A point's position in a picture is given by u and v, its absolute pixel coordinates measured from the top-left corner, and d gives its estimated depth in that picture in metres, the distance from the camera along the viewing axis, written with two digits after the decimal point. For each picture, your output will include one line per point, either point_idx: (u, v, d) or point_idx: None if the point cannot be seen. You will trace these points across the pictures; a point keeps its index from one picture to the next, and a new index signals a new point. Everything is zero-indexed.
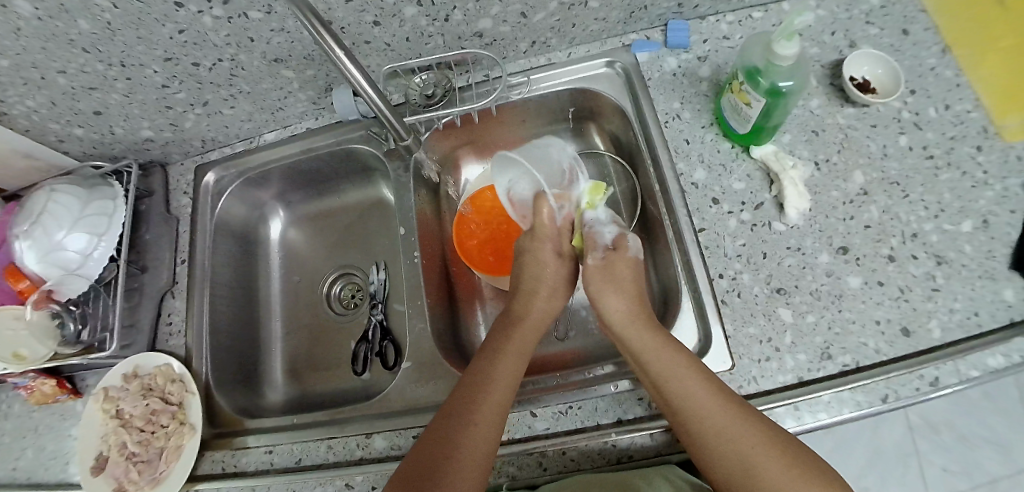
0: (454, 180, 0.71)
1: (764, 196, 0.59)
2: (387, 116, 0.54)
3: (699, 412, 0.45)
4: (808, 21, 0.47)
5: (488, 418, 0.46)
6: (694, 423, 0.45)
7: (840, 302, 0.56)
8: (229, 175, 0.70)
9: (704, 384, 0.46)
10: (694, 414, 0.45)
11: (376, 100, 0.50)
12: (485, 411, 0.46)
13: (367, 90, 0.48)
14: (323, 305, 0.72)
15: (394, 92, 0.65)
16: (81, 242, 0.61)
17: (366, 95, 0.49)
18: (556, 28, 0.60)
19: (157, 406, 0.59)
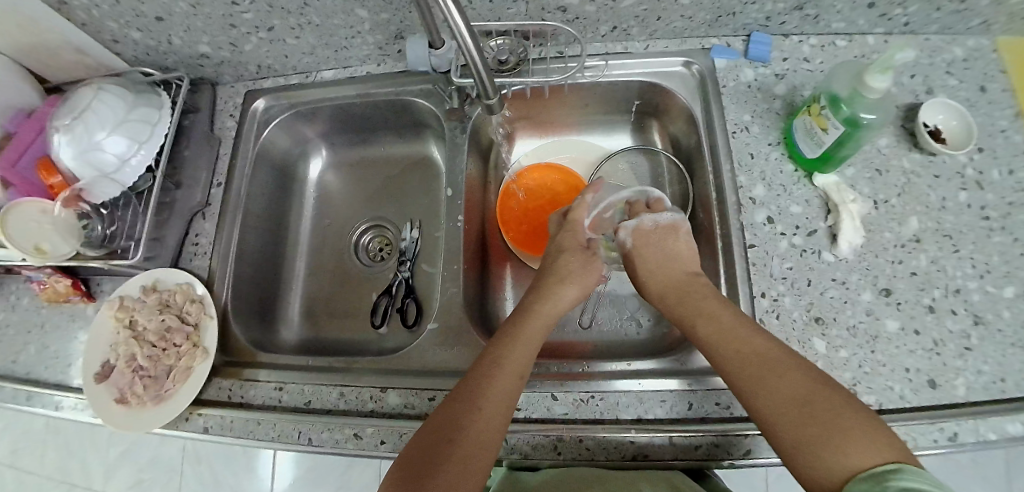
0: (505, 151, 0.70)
1: (818, 224, 0.58)
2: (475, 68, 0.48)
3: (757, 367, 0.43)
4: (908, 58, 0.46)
5: (484, 423, 0.43)
6: (749, 371, 0.43)
7: (874, 344, 0.55)
8: (279, 106, 0.69)
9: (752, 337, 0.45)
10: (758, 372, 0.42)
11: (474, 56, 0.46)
12: (489, 412, 0.43)
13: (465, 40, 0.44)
14: (349, 253, 0.71)
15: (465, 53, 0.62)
16: (121, 146, 0.59)
17: (467, 48, 0.45)
18: (641, 17, 0.59)
19: (173, 323, 0.58)
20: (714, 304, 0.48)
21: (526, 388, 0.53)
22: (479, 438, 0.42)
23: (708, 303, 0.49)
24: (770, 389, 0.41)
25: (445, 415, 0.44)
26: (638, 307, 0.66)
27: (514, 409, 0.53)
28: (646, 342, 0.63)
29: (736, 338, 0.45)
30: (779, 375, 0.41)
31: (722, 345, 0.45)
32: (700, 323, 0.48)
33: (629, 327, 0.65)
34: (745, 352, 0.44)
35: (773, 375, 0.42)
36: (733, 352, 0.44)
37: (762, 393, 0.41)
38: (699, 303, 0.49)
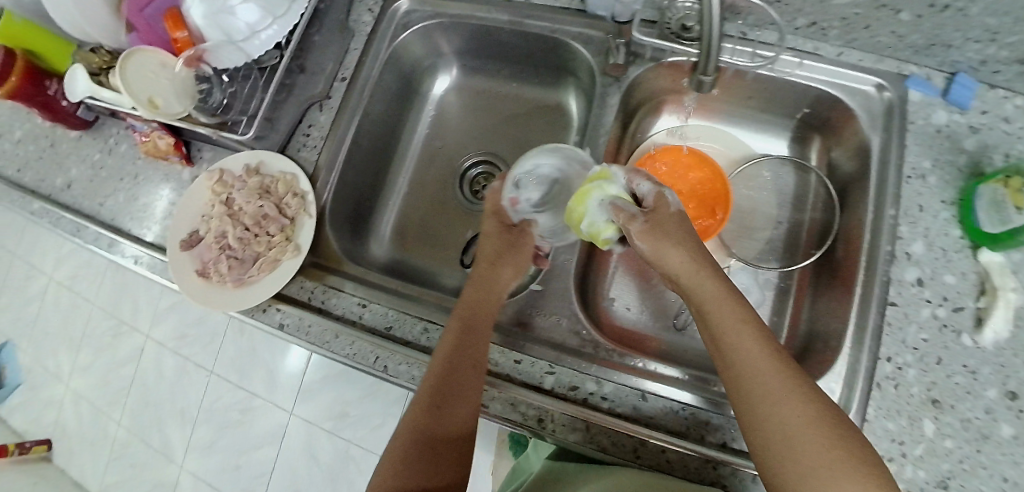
0: (646, 122, 0.64)
1: (967, 302, 0.52)
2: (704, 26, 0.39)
3: (767, 381, 0.37)
4: None
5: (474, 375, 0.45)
6: (749, 386, 0.37)
7: (980, 443, 0.50)
8: (422, 11, 0.63)
9: (761, 345, 0.38)
10: (761, 389, 0.36)
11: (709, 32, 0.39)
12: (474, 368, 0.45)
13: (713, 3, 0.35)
14: (453, 183, 0.67)
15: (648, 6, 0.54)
16: (252, 15, 0.56)
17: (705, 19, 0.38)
18: (848, 20, 0.52)
19: (270, 212, 0.56)
20: (720, 301, 0.41)
21: (618, 379, 0.50)
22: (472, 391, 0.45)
23: (724, 300, 0.42)
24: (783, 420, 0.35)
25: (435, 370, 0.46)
26: None
27: (600, 396, 0.49)
28: None
29: (756, 354, 0.38)
30: (792, 404, 0.35)
31: (739, 361, 0.38)
32: (721, 331, 0.40)
33: None
34: (762, 371, 0.37)
35: (784, 402, 0.35)
36: (750, 367, 0.38)
37: (771, 423, 0.35)
38: (723, 305, 0.41)
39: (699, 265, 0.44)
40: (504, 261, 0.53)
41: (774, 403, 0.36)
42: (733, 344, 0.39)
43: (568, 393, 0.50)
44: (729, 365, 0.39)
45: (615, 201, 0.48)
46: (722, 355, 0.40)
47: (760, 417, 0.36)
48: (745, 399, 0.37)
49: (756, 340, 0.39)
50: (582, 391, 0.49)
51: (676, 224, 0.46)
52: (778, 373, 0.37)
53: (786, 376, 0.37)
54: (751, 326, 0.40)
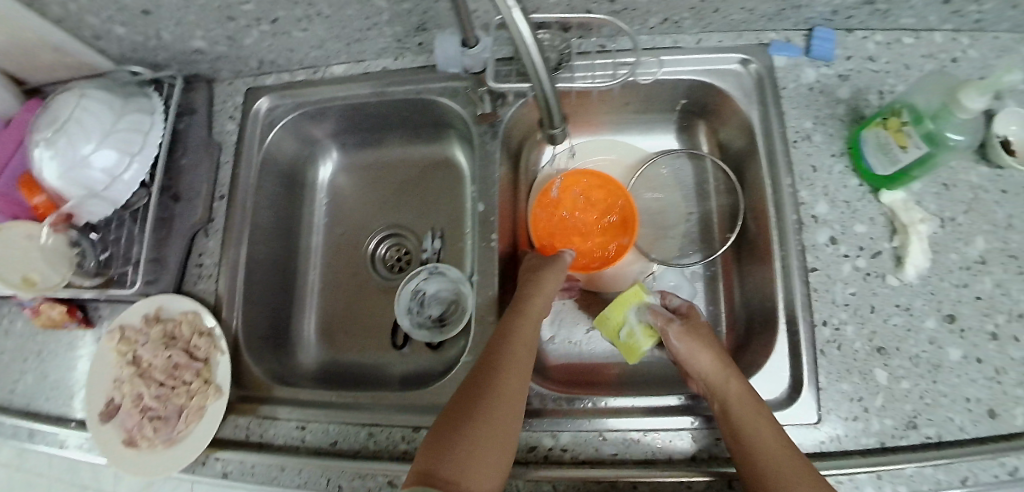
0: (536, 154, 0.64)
1: (883, 245, 0.53)
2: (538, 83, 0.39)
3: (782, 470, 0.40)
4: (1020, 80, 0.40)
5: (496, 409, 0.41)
6: (766, 475, 0.41)
7: (936, 374, 0.52)
8: (283, 105, 0.62)
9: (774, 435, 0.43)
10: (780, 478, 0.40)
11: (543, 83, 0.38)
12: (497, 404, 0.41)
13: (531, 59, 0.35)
14: (367, 266, 0.66)
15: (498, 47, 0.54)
16: (110, 159, 0.53)
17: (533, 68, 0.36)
18: (697, 9, 0.52)
19: (181, 360, 0.54)
20: (740, 400, 0.45)
21: (572, 427, 0.50)
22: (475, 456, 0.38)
23: (736, 394, 0.46)
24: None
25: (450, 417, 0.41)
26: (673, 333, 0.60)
27: (560, 449, 0.50)
28: None
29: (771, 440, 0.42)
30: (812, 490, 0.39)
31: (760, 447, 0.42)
32: (740, 420, 0.44)
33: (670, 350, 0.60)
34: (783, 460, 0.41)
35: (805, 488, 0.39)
36: (767, 457, 0.41)
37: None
38: (744, 399, 0.45)
39: (723, 365, 0.48)
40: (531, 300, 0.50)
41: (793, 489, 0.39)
42: (751, 436, 0.43)
43: (530, 456, 0.50)
44: (747, 455, 0.42)
45: (653, 307, 0.55)
46: (738, 438, 0.44)
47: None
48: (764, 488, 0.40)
49: (771, 432, 0.43)
50: (541, 449, 0.50)
51: (701, 331, 0.52)
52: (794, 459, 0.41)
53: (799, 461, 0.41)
54: (766, 419, 0.44)
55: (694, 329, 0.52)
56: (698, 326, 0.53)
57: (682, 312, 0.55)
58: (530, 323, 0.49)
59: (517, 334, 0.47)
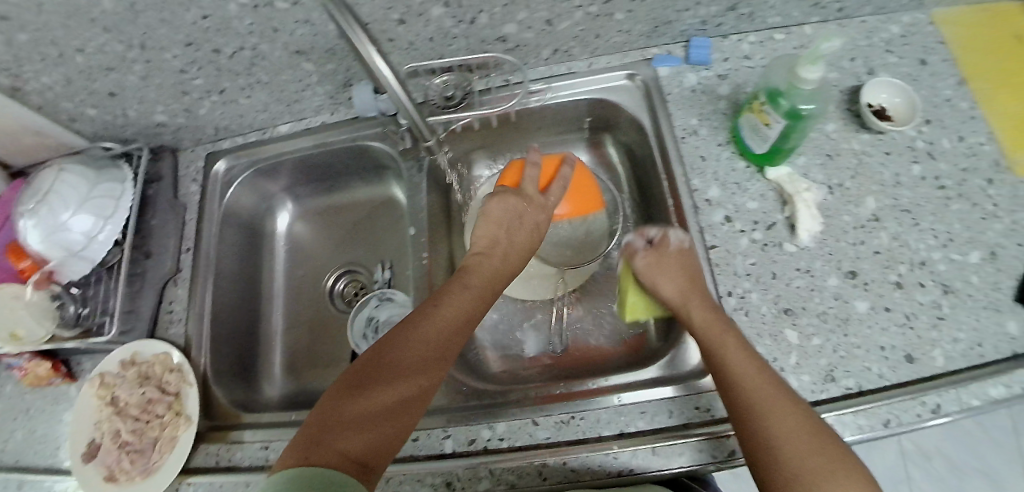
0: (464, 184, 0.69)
1: (776, 216, 0.59)
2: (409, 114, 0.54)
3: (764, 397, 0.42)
4: (836, 47, 0.47)
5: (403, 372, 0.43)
6: (747, 400, 0.43)
7: (846, 327, 0.56)
8: (239, 164, 0.70)
9: (753, 365, 0.45)
10: (759, 402, 0.42)
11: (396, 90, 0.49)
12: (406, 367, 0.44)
13: (393, 88, 0.49)
14: (325, 301, 0.72)
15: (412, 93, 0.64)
16: (86, 223, 0.60)
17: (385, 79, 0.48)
18: (580, 37, 0.60)
19: (153, 395, 0.59)
20: (717, 333, 0.49)
21: (507, 417, 0.54)
22: (393, 395, 0.42)
23: (722, 327, 0.49)
24: (779, 420, 0.41)
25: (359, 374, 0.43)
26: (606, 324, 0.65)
27: (498, 438, 0.53)
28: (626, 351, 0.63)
29: (749, 367, 0.45)
30: (789, 409, 0.41)
31: (743, 372, 0.45)
32: (721, 349, 0.47)
33: (609, 340, 0.64)
34: (765, 383, 0.44)
35: (781, 408, 0.41)
36: (746, 380, 0.44)
37: (769, 420, 0.41)
38: (718, 331, 0.49)
39: (704, 307, 0.51)
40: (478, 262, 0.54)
41: (777, 412, 0.41)
42: (731, 364, 0.46)
43: (472, 449, 0.53)
44: (731, 382, 0.45)
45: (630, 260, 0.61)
46: (716, 368, 0.47)
47: (754, 416, 0.42)
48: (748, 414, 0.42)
49: (752, 362, 0.46)
50: (479, 441, 0.53)
51: (671, 263, 0.56)
52: (772, 384, 0.44)
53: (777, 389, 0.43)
54: (749, 352, 0.46)
55: (662, 256, 0.57)
56: (676, 252, 0.57)
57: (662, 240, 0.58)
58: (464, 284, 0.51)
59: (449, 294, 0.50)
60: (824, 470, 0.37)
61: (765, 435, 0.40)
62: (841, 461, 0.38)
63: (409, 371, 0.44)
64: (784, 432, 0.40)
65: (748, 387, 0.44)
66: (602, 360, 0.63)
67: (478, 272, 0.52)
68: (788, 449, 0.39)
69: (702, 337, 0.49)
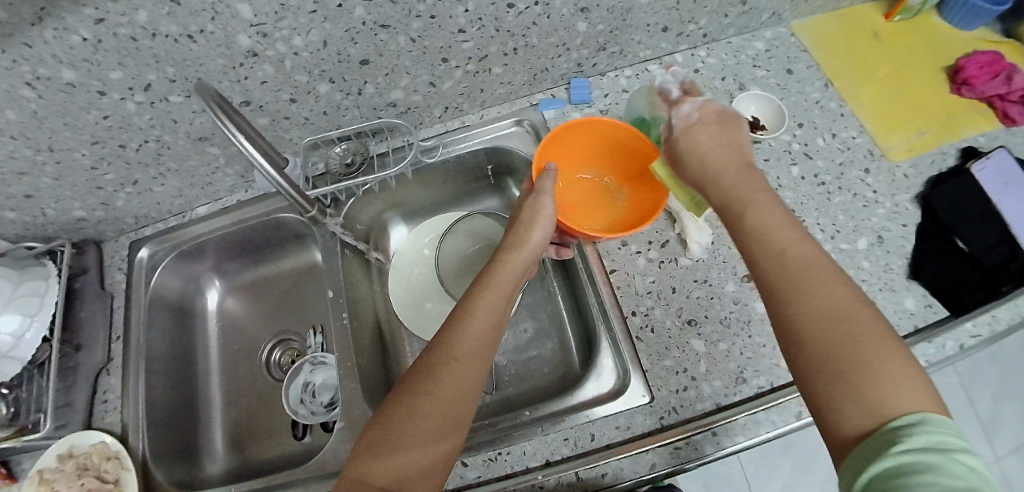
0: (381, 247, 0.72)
1: (668, 234, 0.64)
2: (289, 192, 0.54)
3: (813, 284, 0.37)
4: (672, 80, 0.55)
5: (443, 393, 0.43)
6: (792, 278, 0.38)
7: (749, 328, 0.60)
8: (162, 249, 0.71)
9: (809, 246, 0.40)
10: (807, 284, 0.37)
11: (271, 171, 0.49)
12: (445, 385, 0.43)
13: (265, 167, 0.49)
14: (262, 373, 0.74)
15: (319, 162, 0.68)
16: (12, 324, 0.61)
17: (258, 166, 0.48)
18: (466, 93, 0.65)
19: (92, 486, 0.58)
20: (761, 209, 0.43)
21: None
22: (445, 422, 0.42)
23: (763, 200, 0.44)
24: (817, 302, 0.37)
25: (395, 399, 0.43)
26: (533, 357, 0.68)
27: None
28: (549, 384, 0.66)
29: (796, 244, 0.40)
30: (835, 286, 0.37)
31: (785, 250, 0.40)
32: (748, 212, 0.43)
33: (535, 373, 0.67)
34: (809, 262, 0.39)
35: (823, 287, 0.37)
36: (789, 261, 0.39)
37: (812, 297, 0.37)
38: (747, 187, 0.45)
39: (743, 172, 0.46)
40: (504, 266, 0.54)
41: (826, 290, 0.37)
42: (779, 244, 0.40)
43: None
44: (777, 260, 0.40)
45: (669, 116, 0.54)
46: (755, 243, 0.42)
47: (796, 296, 0.38)
48: (788, 296, 0.38)
49: (806, 245, 0.40)
50: None
51: (701, 138, 0.49)
52: (822, 266, 0.39)
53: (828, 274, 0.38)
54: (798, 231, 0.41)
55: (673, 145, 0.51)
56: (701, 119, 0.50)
57: (678, 102, 0.53)
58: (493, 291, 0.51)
59: (479, 304, 0.49)
60: (873, 360, 0.33)
61: (806, 315, 0.36)
62: (877, 344, 0.34)
63: (453, 385, 0.43)
64: (835, 318, 0.36)
65: (790, 269, 0.39)
66: (531, 392, 0.66)
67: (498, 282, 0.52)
68: (817, 330, 0.35)
69: (723, 201, 0.45)
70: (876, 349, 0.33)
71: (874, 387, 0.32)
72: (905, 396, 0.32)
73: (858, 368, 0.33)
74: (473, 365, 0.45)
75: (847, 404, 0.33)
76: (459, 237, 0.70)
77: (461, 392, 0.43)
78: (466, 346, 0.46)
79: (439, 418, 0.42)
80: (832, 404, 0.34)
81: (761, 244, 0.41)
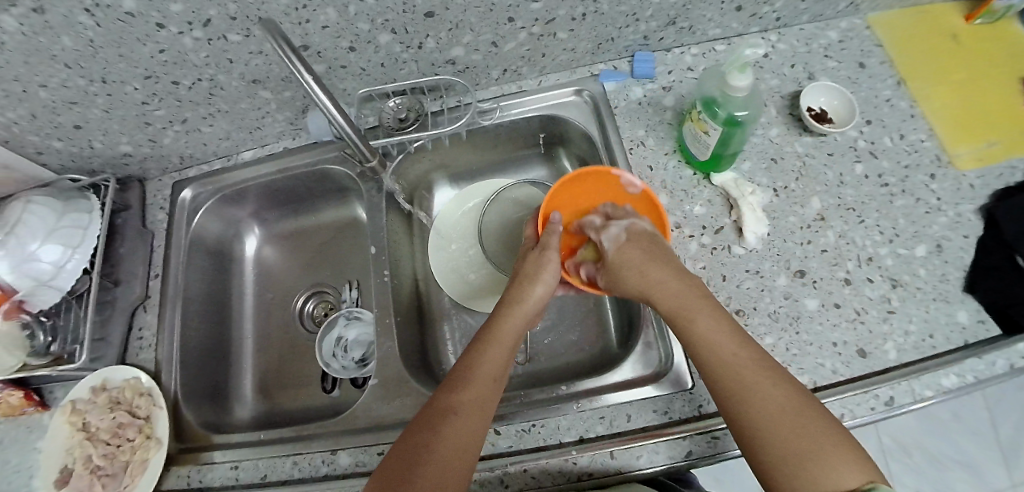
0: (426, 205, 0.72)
1: (724, 220, 0.61)
2: (352, 138, 0.56)
3: (755, 386, 0.42)
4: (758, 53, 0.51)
5: (452, 435, 0.43)
6: (734, 381, 0.43)
7: (797, 324, 0.58)
8: (205, 191, 0.72)
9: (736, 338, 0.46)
10: (748, 383, 0.43)
11: (337, 116, 0.51)
12: (455, 427, 0.44)
13: (327, 106, 0.50)
14: (294, 323, 0.73)
15: (370, 116, 0.67)
16: (54, 253, 0.61)
17: (326, 110, 0.50)
18: (527, 57, 0.63)
19: (124, 420, 0.59)
20: (691, 301, 0.48)
21: None
22: (455, 462, 0.42)
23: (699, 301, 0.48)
24: (761, 404, 0.41)
25: (405, 445, 0.44)
26: (569, 334, 0.68)
27: None
28: (585, 362, 0.65)
29: (736, 347, 0.45)
30: (768, 383, 0.42)
31: (724, 359, 0.44)
32: (696, 321, 0.47)
33: (570, 350, 0.67)
34: (745, 363, 0.44)
35: (761, 388, 0.42)
36: (731, 362, 0.44)
37: (753, 407, 0.41)
38: (691, 299, 0.48)
39: (682, 280, 0.50)
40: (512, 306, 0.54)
41: (766, 388, 0.42)
42: (716, 342, 0.45)
43: None
44: (717, 362, 0.45)
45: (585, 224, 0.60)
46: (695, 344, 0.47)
47: (742, 403, 0.42)
48: (734, 402, 0.42)
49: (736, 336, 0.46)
50: None
51: (630, 258, 0.54)
52: (757, 363, 0.44)
53: (761, 366, 0.44)
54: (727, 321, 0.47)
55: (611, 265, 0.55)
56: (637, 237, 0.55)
57: (603, 226, 0.58)
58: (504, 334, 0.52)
59: (488, 347, 0.50)
60: (812, 453, 0.38)
61: (749, 422, 0.41)
62: (812, 436, 0.39)
63: (463, 428, 0.44)
64: (772, 420, 0.40)
65: (732, 373, 0.44)
66: (564, 370, 0.65)
67: (500, 336, 0.52)
68: (764, 430, 0.40)
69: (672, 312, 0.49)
70: (816, 442, 0.39)
71: (818, 466, 0.38)
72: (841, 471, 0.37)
73: (801, 466, 0.38)
74: (482, 408, 0.45)
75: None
76: (502, 205, 0.70)
77: (470, 432, 0.44)
78: (474, 388, 0.46)
79: (455, 450, 0.42)
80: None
81: (704, 347, 0.46)
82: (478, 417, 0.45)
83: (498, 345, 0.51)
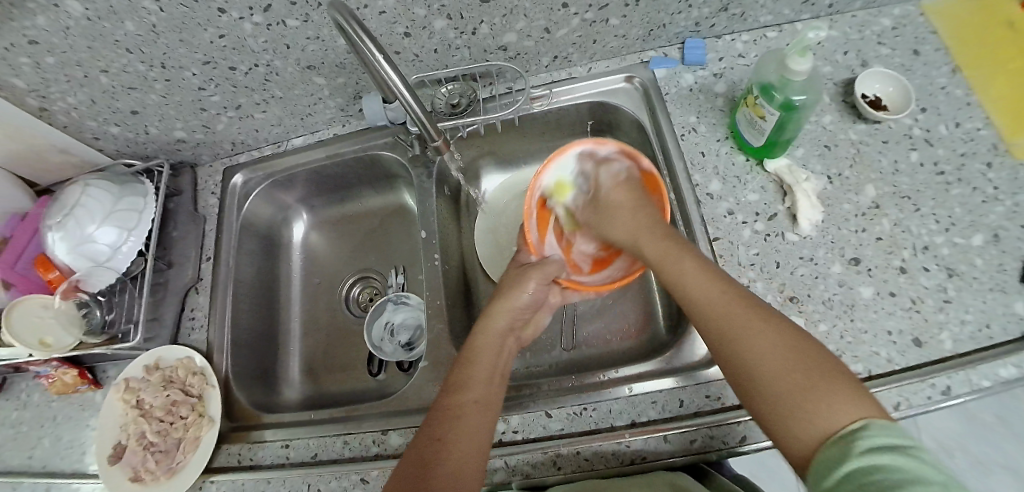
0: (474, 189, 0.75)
1: (777, 207, 0.61)
2: (420, 121, 0.57)
3: (735, 326, 0.41)
4: (821, 37, 0.50)
5: (458, 439, 0.44)
6: (727, 326, 0.42)
7: (851, 312, 0.56)
8: (256, 177, 0.74)
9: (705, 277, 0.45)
10: (734, 330, 0.41)
11: (410, 103, 0.54)
12: (457, 437, 0.44)
13: (401, 93, 0.52)
14: (340, 306, 0.75)
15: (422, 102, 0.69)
16: (111, 236, 0.62)
17: (403, 98, 0.53)
18: (578, 44, 0.64)
19: (177, 397, 0.59)
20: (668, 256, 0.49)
21: (521, 410, 0.56)
22: (466, 464, 0.43)
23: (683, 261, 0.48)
24: (751, 345, 0.40)
25: (414, 457, 0.43)
26: (616, 321, 0.68)
27: (512, 431, 0.55)
28: (632, 349, 0.65)
29: (722, 296, 0.44)
30: (756, 330, 0.40)
31: (713, 305, 0.43)
32: (680, 276, 0.47)
33: (615, 337, 0.66)
34: (732, 308, 0.43)
35: (755, 332, 0.40)
36: (710, 304, 0.44)
37: (747, 350, 0.40)
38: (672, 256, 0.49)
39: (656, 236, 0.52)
40: (495, 308, 0.55)
41: (756, 335, 0.40)
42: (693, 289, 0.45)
43: None
44: (704, 314, 0.44)
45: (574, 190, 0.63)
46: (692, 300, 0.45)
47: (731, 345, 0.41)
48: (728, 346, 0.41)
49: (706, 274, 0.46)
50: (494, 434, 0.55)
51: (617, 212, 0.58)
52: (745, 308, 0.42)
53: (748, 308, 0.42)
54: (712, 273, 0.46)
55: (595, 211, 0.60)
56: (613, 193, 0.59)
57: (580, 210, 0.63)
58: (490, 340, 0.53)
59: (481, 352, 0.51)
60: (802, 389, 0.36)
61: (741, 366, 0.40)
62: (806, 371, 0.37)
63: (470, 433, 0.44)
64: (761, 354, 0.39)
65: (721, 319, 0.43)
66: (612, 357, 0.65)
67: (479, 358, 0.50)
68: (763, 372, 0.38)
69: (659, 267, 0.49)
70: (813, 384, 0.36)
71: (827, 404, 0.35)
72: (842, 414, 0.34)
73: (796, 407, 0.36)
74: (481, 416, 0.46)
75: (787, 438, 0.36)
76: None
77: (475, 434, 0.45)
78: (469, 392, 0.47)
79: (469, 450, 0.43)
80: (790, 437, 0.36)
81: (695, 299, 0.45)
82: (483, 418, 0.46)
83: (478, 365, 0.50)
